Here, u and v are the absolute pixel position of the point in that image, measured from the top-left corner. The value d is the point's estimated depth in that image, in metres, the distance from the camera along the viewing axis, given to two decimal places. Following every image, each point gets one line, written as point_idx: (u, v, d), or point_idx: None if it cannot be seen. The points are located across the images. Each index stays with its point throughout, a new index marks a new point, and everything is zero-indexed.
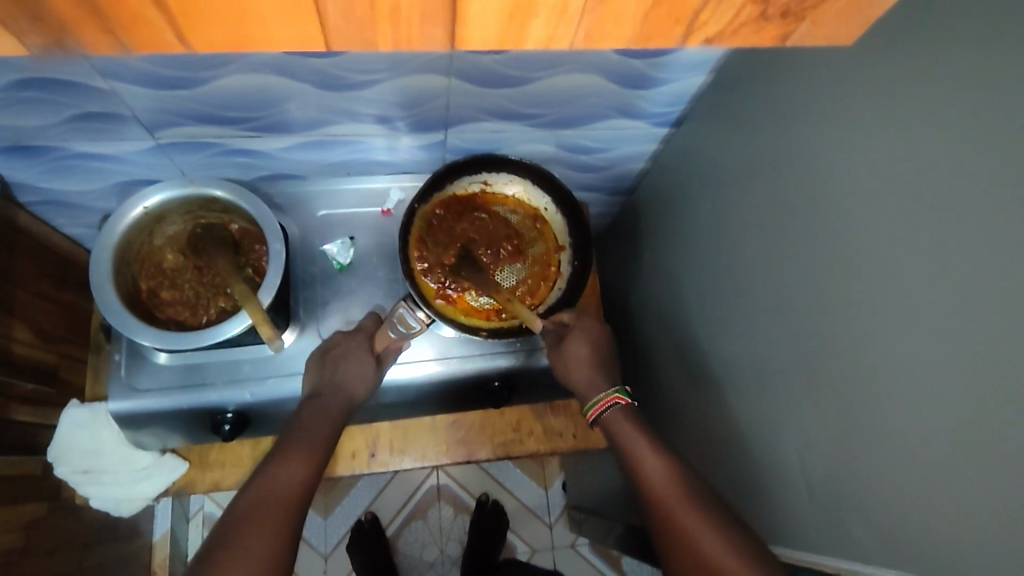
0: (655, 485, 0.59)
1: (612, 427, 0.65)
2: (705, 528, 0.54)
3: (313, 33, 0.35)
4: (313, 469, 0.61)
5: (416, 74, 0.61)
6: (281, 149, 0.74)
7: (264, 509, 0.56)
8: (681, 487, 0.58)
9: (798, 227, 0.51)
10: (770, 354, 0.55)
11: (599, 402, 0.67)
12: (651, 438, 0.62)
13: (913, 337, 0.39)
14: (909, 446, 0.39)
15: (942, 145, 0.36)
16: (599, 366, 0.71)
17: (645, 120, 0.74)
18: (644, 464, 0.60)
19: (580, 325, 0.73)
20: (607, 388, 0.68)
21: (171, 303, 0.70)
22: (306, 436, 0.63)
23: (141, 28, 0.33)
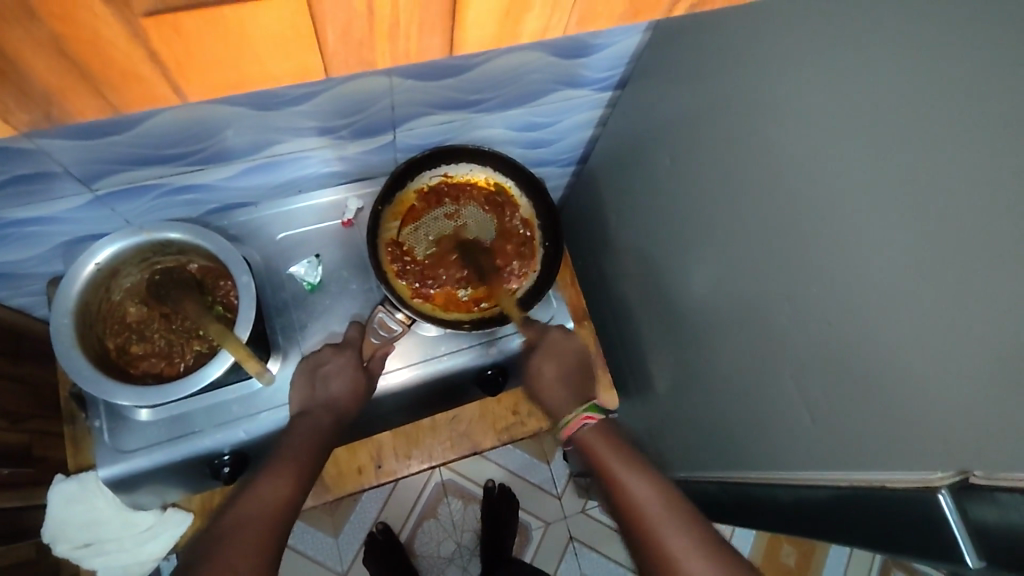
0: (645, 510, 0.63)
1: (593, 447, 0.70)
2: (688, 544, 0.60)
3: (313, 61, 0.39)
4: (297, 487, 0.62)
5: (356, 79, 0.60)
6: (228, 178, 0.71)
7: (250, 527, 0.57)
8: (664, 506, 0.63)
9: (761, 165, 0.52)
10: (750, 292, 0.57)
11: (571, 423, 0.73)
12: (634, 463, 0.68)
13: (892, 253, 0.40)
14: (898, 358, 0.41)
15: (906, 65, 0.38)
16: (569, 382, 0.76)
17: (589, 88, 0.75)
18: (628, 483, 0.66)
19: (548, 340, 0.76)
20: (575, 410, 0.74)
21: (143, 356, 0.67)
22: (290, 449, 0.64)
23: (133, 85, 0.36)
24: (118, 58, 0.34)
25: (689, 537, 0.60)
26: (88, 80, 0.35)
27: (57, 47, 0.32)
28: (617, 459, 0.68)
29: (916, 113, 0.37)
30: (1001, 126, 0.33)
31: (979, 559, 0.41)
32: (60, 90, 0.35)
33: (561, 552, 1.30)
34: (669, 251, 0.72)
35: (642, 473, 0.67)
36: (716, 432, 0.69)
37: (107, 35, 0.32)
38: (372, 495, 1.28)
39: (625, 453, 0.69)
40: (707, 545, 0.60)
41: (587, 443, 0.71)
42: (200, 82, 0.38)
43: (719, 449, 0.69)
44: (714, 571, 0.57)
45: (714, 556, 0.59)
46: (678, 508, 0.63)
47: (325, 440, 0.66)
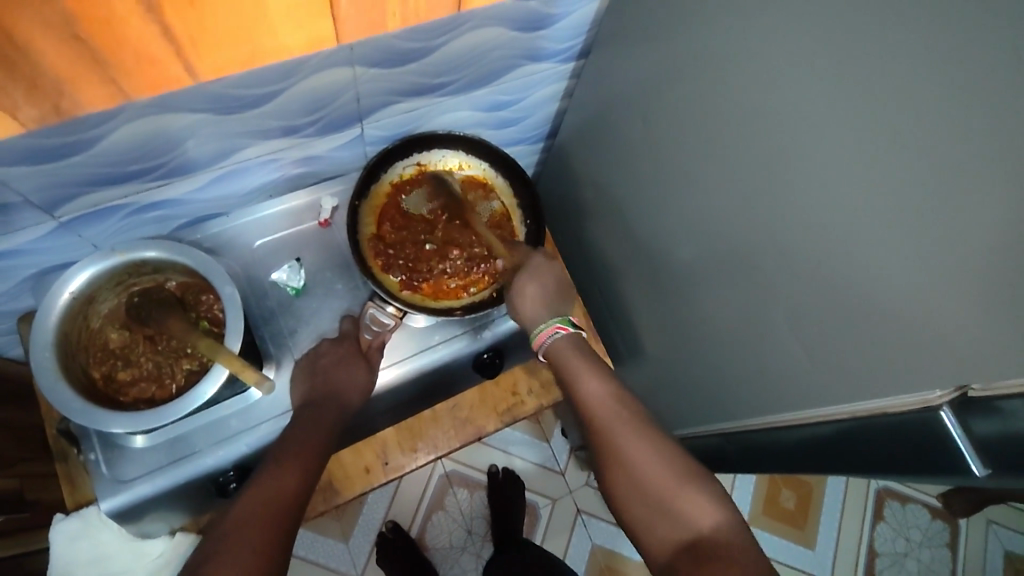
0: (599, 410, 0.63)
1: (561, 357, 0.68)
2: (636, 442, 0.59)
3: (314, 31, 0.53)
4: (303, 479, 0.59)
5: (318, 72, 0.59)
6: (195, 190, 0.69)
7: (257, 516, 0.54)
8: (615, 406, 0.63)
9: (731, 118, 0.53)
10: (734, 244, 0.58)
11: (542, 333, 0.70)
12: (594, 366, 0.66)
13: (872, 189, 0.41)
14: (886, 288, 0.43)
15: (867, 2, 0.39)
16: (549, 303, 0.73)
17: (551, 60, 0.75)
18: (583, 386, 0.65)
19: (533, 261, 0.73)
20: (549, 319, 0.71)
21: (132, 382, 0.66)
22: (295, 444, 0.62)
23: (157, 67, 0.49)
24: (125, 32, 0.44)
25: (636, 430, 0.60)
26: (101, 67, 0.47)
27: (73, 34, 0.43)
28: (580, 364, 0.67)
29: (881, 49, 0.38)
30: (965, 49, 0.34)
31: (984, 468, 0.43)
32: (71, 76, 0.47)
33: (571, 525, 1.31)
34: (648, 215, 0.73)
35: (598, 375, 0.66)
36: (714, 386, 0.70)
37: (122, 18, 0.43)
38: (378, 495, 1.28)
39: (589, 357, 0.68)
40: (653, 437, 0.59)
41: (556, 351, 0.68)
42: (203, 65, 0.51)
43: (718, 402, 0.71)
44: (656, 459, 0.57)
45: (655, 445, 0.58)
46: (628, 405, 0.62)
47: (332, 436, 0.64)
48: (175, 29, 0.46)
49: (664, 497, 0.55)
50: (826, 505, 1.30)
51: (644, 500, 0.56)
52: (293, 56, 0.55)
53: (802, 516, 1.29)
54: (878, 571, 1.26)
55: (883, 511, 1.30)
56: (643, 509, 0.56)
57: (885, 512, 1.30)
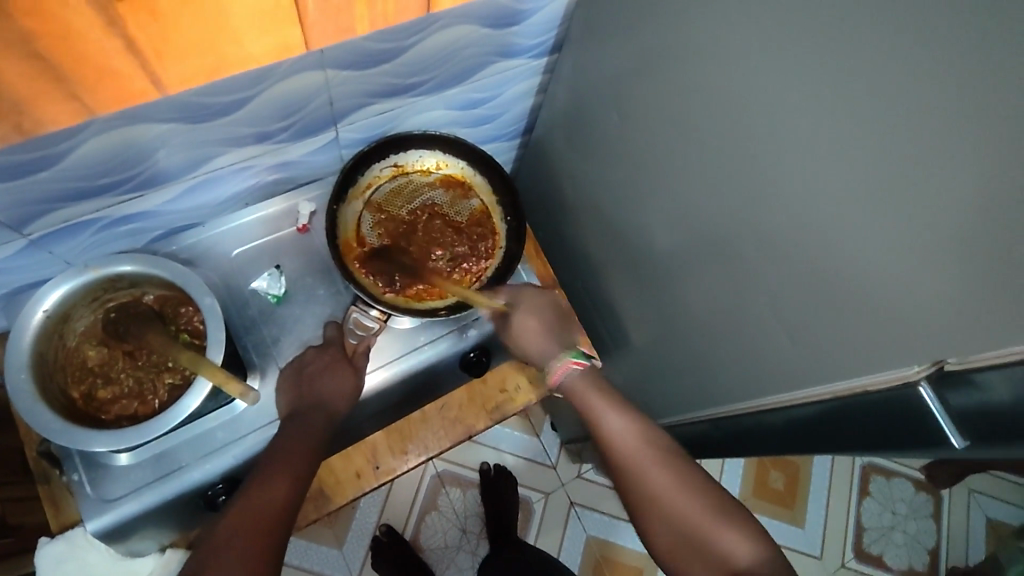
0: (624, 444, 0.63)
1: (578, 391, 0.68)
2: (671, 482, 0.59)
3: (282, 39, 0.52)
4: (294, 491, 0.58)
5: (288, 77, 0.58)
6: (168, 202, 0.68)
7: (248, 529, 0.53)
8: (642, 443, 0.63)
9: (705, 108, 0.54)
10: (714, 232, 0.59)
11: (557, 368, 0.70)
12: (612, 398, 0.67)
13: (846, 173, 0.42)
14: (864, 269, 0.43)
15: None
16: (552, 334, 0.73)
17: (523, 56, 0.74)
18: (608, 423, 0.65)
19: (527, 295, 0.75)
20: (560, 354, 0.71)
21: (113, 400, 0.64)
22: (283, 454, 0.61)
23: (123, 81, 0.49)
24: (86, 46, 0.44)
25: (664, 464, 0.61)
26: (64, 85, 0.46)
27: (32, 50, 0.42)
28: (598, 397, 0.67)
29: (849, 35, 0.39)
30: (930, 33, 0.35)
31: (963, 441, 0.45)
32: (32, 95, 0.46)
33: (564, 519, 1.32)
34: (628, 207, 0.73)
35: (620, 410, 0.66)
36: (700, 373, 0.71)
37: (81, 32, 0.42)
38: (370, 499, 1.28)
39: (608, 392, 0.68)
40: (681, 469, 0.60)
41: (572, 387, 0.69)
42: (170, 76, 0.50)
43: (704, 389, 0.72)
44: (691, 496, 0.58)
45: (689, 483, 0.59)
46: (654, 437, 0.63)
47: (322, 444, 0.64)
48: (135, 40, 0.45)
49: (701, 531, 0.56)
50: (814, 484, 1.32)
51: (684, 542, 0.57)
52: (264, 66, 0.55)
53: (791, 496, 1.31)
54: (866, 545, 1.29)
55: (869, 487, 1.33)
56: (680, 545, 0.57)
57: (871, 487, 1.33)
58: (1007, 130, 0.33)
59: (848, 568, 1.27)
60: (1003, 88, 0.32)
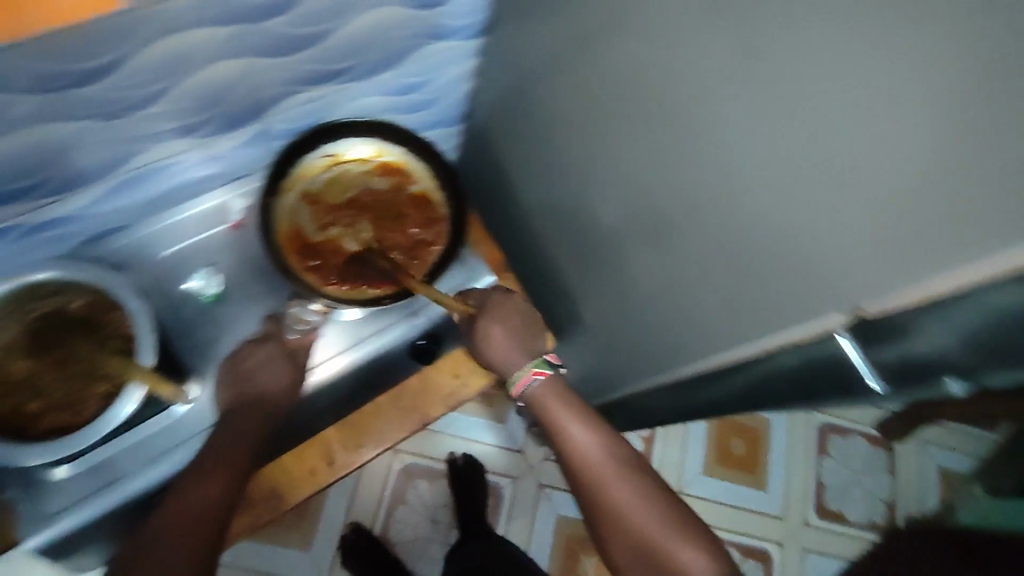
0: (591, 464, 0.66)
1: (541, 402, 0.70)
2: (634, 500, 0.63)
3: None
4: (229, 483, 0.59)
5: (205, 67, 0.56)
6: (92, 205, 0.65)
7: (181, 528, 0.55)
8: (607, 461, 0.66)
9: (635, 80, 0.54)
10: (649, 203, 0.59)
11: (519, 380, 0.71)
12: (577, 411, 0.69)
13: (765, 136, 0.43)
14: (784, 229, 0.45)
15: None
16: (518, 342, 0.73)
17: (456, 38, 0.73)
18: (573, 440, 0.67)
19: (493, 303, 0.75)
20: (525, 364, 0.72)
21: (45, 411, 0.62)
22: (217, 449, 0.60)
23: None
24: None
25: (628, 482, 0.65)
26: None
27: None
28: (563, 411, 0.69)
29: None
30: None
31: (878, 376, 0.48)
32: None
33: (534, 501, 1.33)
34: (570, 186, 0.73)
35: (585, 426, 0.68)
36: (648, 346, 0.72)
37: None
38: (336, 498, 1.26)
39: (574, 408, 0.70)
40: (642, 487, 0.65)
41: (536, 398, 0.70)
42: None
43: (654, 362, 0.73)
44: (652, 513, 0.63)
45: (652, 500, 0.64)
46: (620, 456, 0.67)
47: (259, 440, 0.63)
48: None
49: (663, 551, 0.61)
50: (775, 448, 1.36)
51: (645, 555, 0.62)
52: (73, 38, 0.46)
53: (753, 461, 1.35)
54: (827, 502, 1.34)
55: (828, 448, 1.37)
56: (641, 562, 0.62)
57: (829, 447, 1.37)
58: (900, 79, 0.34)
59: (810, 525, 1.32)
60: (894, 39, 0.34)
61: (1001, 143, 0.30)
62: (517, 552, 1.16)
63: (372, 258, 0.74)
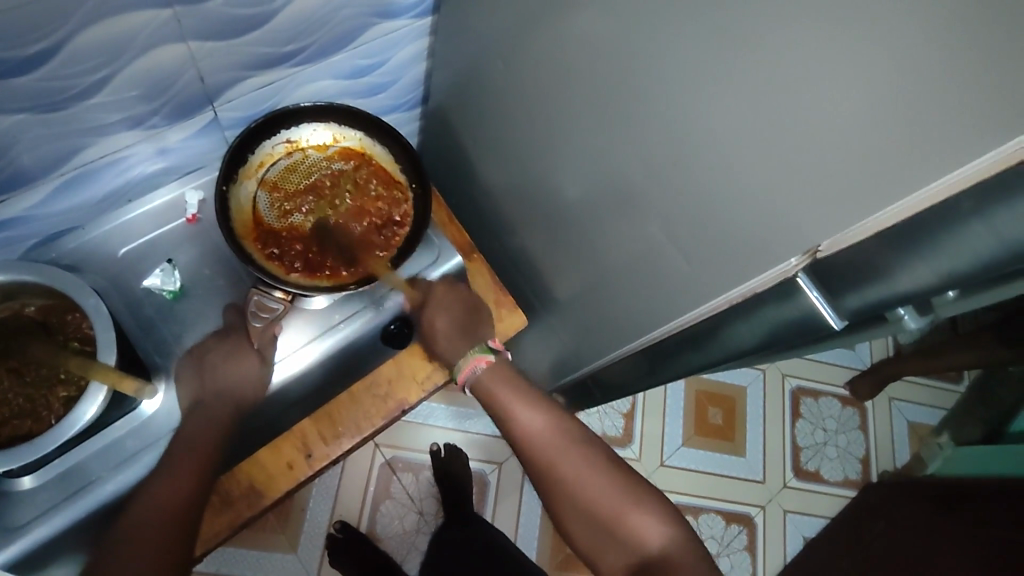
0: (537, 443, 0.69)
1: (488, 389, 0.72)
2: (581, 472, 0.67)
3: None
4: (195, 483, 0.60)
5: (148, 51, 0.55)
6: (39, 204, 0.63)
7: (146, 532, 0.57)
8: (553, 438, 0.69)
9: (584, 45, 0.54)
10: (609, 167, 0.59)
11: (463, 367, 0.72)
12: (524, 395, 0.72)
13: (711, 85, 0.43)
14: (737, 179, 0.45)
15: None
16: (463, 331, 0.74)
17: (406, 16, 0.72)
18: (519, 421, 0.70)
19: (438, 292, 0.76)
20: (468, 352, 0.72)
21: (3, 422, 0.60)
22: (183, 448, 0.61)
23: None
24: None
25: (573, 456, 0.68)
26: None
27: None
28: (509, 394, 0.71)
29: None
30: None
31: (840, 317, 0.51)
32: None
33: (519, 484, 1.33)
34: (531, 160, 0.73)
35: (529, 407, 0.71)
36: (620, 314, 0.72)
37: None
38: (320, 497, 1.25)
39: (518, 387, 0.72)
40: (594, 462, 0.68)
41: (483, 386, 0.72)
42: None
43: (626, 329, 0.73)
44: (600, 485, 0.66)
45: (598, 471, 0.67)
46: (565, 432, 0.70)
47: (224, 436, 0.64)
48: None
49: (614, 520, 0.64)
50: (750, 414, 1.38)
51: (597, 524, 0.65)
52: None
53: (732, 429, 1.37)
54: (804, 463, 1.37)
55: (801, 409, 1.40)
56: (592, 531, 0.66)
57: (802, 409, 1.41)
58: (829, 18, 0.34)
59: (790, 486, 1.35)
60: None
61: (932, 64, 0.31)
62: (499, 539, 1.15)
63: (337, 244, 0.73)
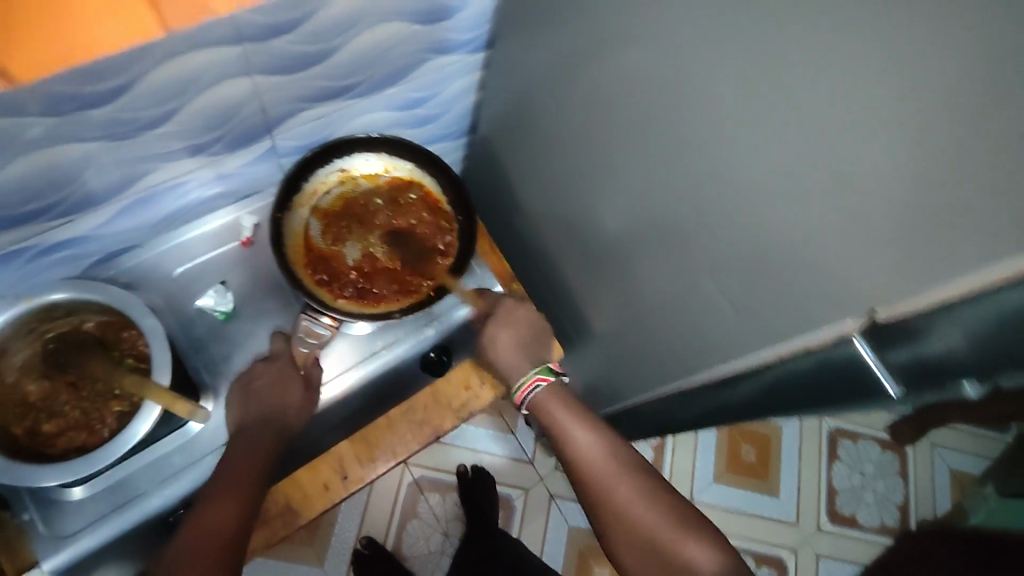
0: (593, 465, 0.67)
1: (546, 410, 0.72)
2: (636, 498, 0.64)
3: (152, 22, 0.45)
4: (245, 508, 0.61)
5: (214, 86, 0.57)
6: (102, 224, 0.65)
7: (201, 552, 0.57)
8: (607, 461, 0.67)
9: (638, 94, 0.54)
10: (655, 213, 0.59)
11: (525, 385, 0.73)
12: (582, 415, 0.71)
13: (769, 146, 0.43)
14: (794, 239, 0.45)
15: None
16: (525, 348, 0.76)
17: (459, 52, 0.73)
18: (574, 440, 0.69)
19: (502, 308, 0.77)
20: (530, 371, 0.74)
21: (59, 433, 0.62)
22: (230, 474, 0.62)
23: None
24: None
25: (628, 481, 0.65)
26: None
27: None
28: (566, 415, 0.71)
29: (761, 15, 0.40)
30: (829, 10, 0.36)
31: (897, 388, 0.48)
32: None
33: (545, 512, 1.32)
34: (575, 197, 0.73)
35: (586, 427, 0.70)
36: (660, 355, 0.72)
37: None
38: (348, 512, 1.26)
39: (575, 409, 0.71)
40: (649, 488, 0.65)
41: (541, 403, 0.72)
42: (16, 67, 0.43)
43: (665, 370, 0.72)
44: (655, 513, 0.63)
45: (653, 496, 0.64)
46: (621, 456, 0.68)
47: (269, 459, 0.65)
48: None
49: (668, 548, 0.61)
50: (785, 454, 1.35)
51: (649, 553, 0.62)
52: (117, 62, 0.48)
53: (764, 468, 1.34)
54: (839, 507, 1.33)
55: None
56: (642, 560, 0.62)
57: None
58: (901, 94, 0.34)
59: (823, 531, 1.31)
60: (886, 44, 0.34)
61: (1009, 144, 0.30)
62: None
63: (384, 273, 0.74)
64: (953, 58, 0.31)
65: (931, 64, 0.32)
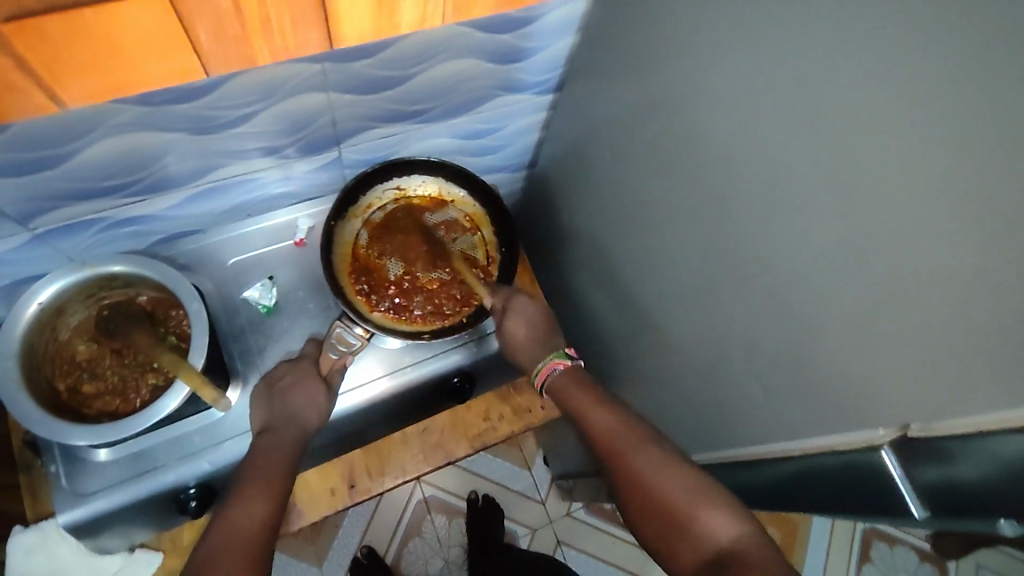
0: (609, 441, 0.60)
1: (563, 391, 0.66)
2: (654, 467, 0.56)
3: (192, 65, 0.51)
4: (275, 503, 0.59)
5: (293, 96, 0.60)
6: (171, 207, 0.70)
7: (229, 546, 0.53)
8: (622, 433, 0.60)
9: (694, 160, 0.54)
10: (695, 278, 0.58)
11: (542, 370, 0.69)
12: (598, 397, 0.64)
13: (819, 234, 0.42)
14: (832, 330, 0.43)
15: (809, 61, 0.40)
16: (543, 341, 0.72)
17: (528, 92, 0.75)
18: (590, 417, 0.62)
19: (515, 300, 0.73)
20: (545, 358, 0.70)
21: (97, 395, 0.66)
22: (259, 474, 0.61)
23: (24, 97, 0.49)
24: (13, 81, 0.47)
25: (644, 451, 0.57)
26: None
27: None
28: (583, 396, 0.65)
29: (825, 104, 0.39)
30: (895, 110, 0.35)
31: (923, 509, 0.42)
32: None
33: None
34: (621, 249, 0.73)
35: (602, 403, 0.63)
36: (683, 422, 0.70)
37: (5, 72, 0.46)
38: (354, 518, 1.27)
39: (595, 391, 0.65)
40: (667, 458, 0.56)
41: (556, 387, 0.67)
42: (72, 96, 0.50)
43: (687, 437, 0.70)
44: (672, 479, 0.54)
45: (670, 464, 0.56)
46: (637, 429, 0.60)
47: (292, 463, 0.63)
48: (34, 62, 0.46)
49: (687, 520, 0.52)
50: (811, 545, 1.28)
51: (668, 524, 0.53)
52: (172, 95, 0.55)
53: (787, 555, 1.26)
54: None
55: (869, 552, 1.28)
56: (661, 533, 0.53)
57: (872, 554, 1.28)
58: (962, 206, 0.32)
59: None
60: (948, 152, 0.33)
61: None
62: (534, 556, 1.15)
63: (422, 292, 0.76)
64: (1015, 176, 0.30)
65: (994, 177, 0.31)
